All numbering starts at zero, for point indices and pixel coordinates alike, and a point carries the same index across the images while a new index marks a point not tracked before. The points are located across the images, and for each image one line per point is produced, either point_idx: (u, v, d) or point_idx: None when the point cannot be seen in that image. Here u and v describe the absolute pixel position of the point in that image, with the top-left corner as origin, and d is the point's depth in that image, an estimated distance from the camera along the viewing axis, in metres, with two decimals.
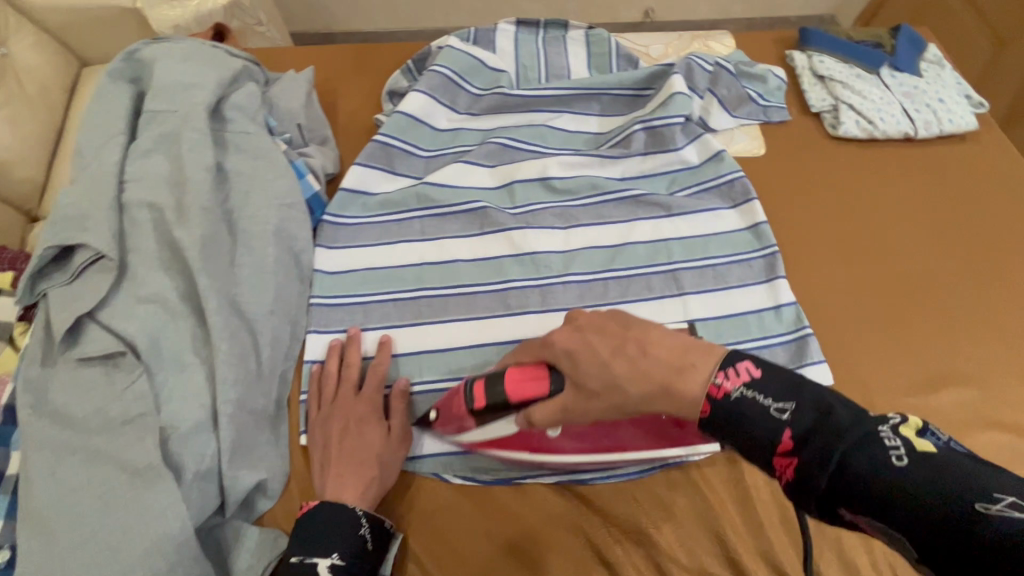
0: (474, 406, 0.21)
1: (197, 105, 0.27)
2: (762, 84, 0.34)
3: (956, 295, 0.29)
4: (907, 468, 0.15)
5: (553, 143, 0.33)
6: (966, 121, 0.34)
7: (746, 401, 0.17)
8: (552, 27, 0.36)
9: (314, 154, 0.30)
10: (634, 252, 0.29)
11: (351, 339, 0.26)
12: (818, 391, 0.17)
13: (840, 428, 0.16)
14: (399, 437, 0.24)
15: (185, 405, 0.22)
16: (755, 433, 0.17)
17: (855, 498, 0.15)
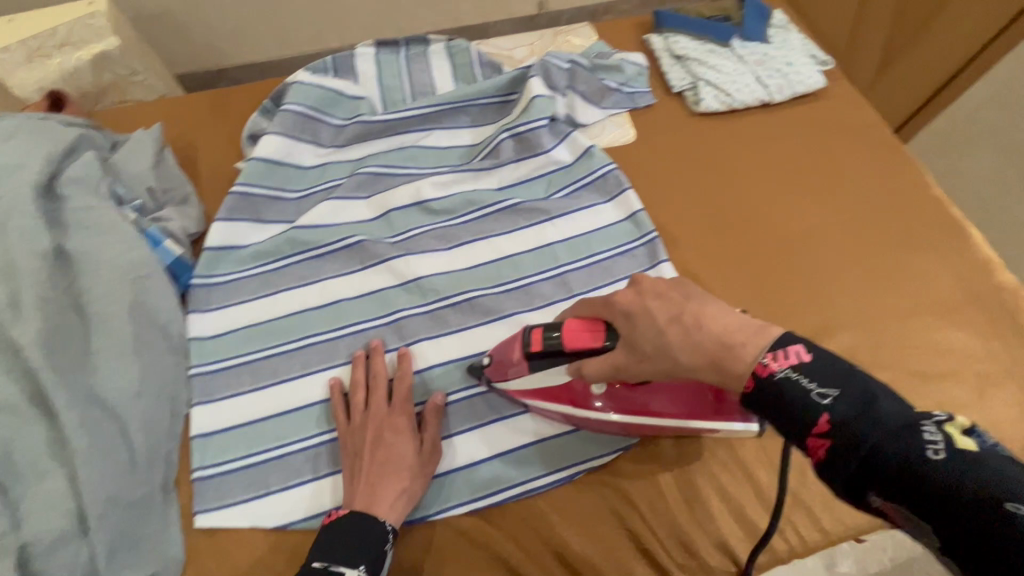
0: (530, 349, 0.22)
1: (22, 187, 0.25)
2: (621, 73, 0.34)
3: (836, 243, 0.30)
4: (941, 464, 0.13)
5: (424, 164, 0.32)
6: (814, 79, 0.34)
7: (793, 383, 0.16)
8: (413, 44, 0.36)
9: (172, 217, 0.29)
10: (520, 261, 0.29)
11: (375, 352, 0.26)
12: (863, 378, 0.15)
13: (881, 420, 0.14)
14: (429, 450, 0.24)
15: (48, 515, 0.21)
16: (789, 413, 0.15)
17: (877, 489, 0.14)
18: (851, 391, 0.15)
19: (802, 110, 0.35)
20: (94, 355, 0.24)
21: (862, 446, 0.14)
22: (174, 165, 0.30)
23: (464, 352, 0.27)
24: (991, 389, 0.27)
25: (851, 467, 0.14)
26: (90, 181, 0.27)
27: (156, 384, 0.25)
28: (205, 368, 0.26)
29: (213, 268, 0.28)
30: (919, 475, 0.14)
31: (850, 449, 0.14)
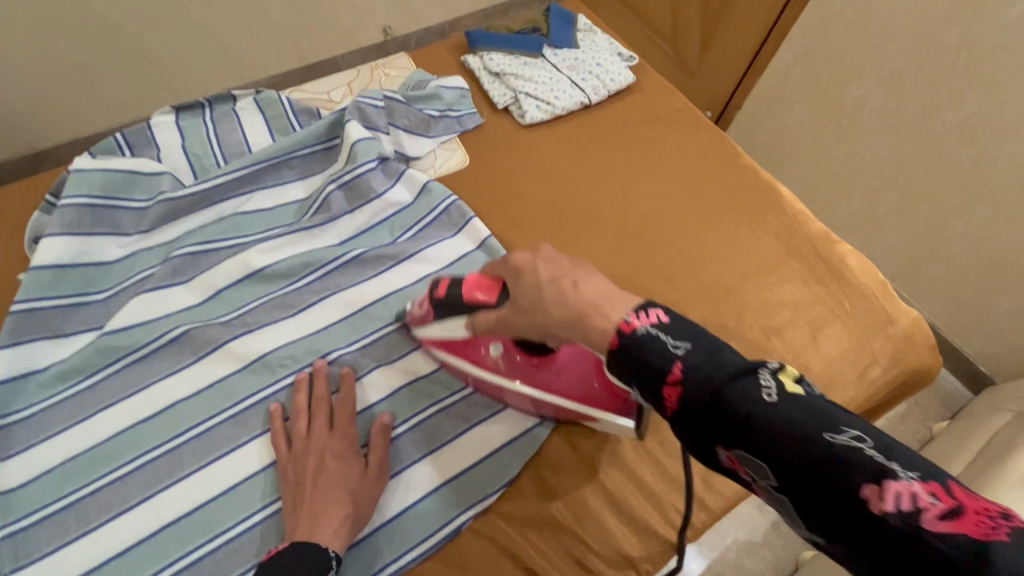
0: (619, 332, 0.41)
1: (89, 371, 0.70)
2: (438, 103, 0.94)
3: (628, 212, 0.90)
4: (773, 402, 0.35)
5: (238, 226, 0.83)
6: (619, 82, 1.02)
7: (646, 335, 0.40)
8: (213, 106, 0.95)
9: None
10: (347, 266, 0.81)
11: (315, 371, 0.70)
12: (703, 342, 0.40)
13: (722, 369, 0.37)
14: (374, 470, 0.63)
15: (189, 523, 0.63)
16: (655, 359, 0.39)
17: (727, 443, 0.36)
18: (733, 368, 0.37)
19: (593, 101, 1.01)
20: (18, 547, 0.61)
21: (712, 389, 0.37)
22: None
23: (386, 295, 0.79)
24: (761, 270, 0.85)
25: (692, 400, 0.37)
26: (55, 313, 0.73)
27: (52, 537, 0.61)
28: (23, 537, 0.61)
29: (12, 406, 0.67)
30: (775, 419, 0.35)
31: (765, 412, 0.35)
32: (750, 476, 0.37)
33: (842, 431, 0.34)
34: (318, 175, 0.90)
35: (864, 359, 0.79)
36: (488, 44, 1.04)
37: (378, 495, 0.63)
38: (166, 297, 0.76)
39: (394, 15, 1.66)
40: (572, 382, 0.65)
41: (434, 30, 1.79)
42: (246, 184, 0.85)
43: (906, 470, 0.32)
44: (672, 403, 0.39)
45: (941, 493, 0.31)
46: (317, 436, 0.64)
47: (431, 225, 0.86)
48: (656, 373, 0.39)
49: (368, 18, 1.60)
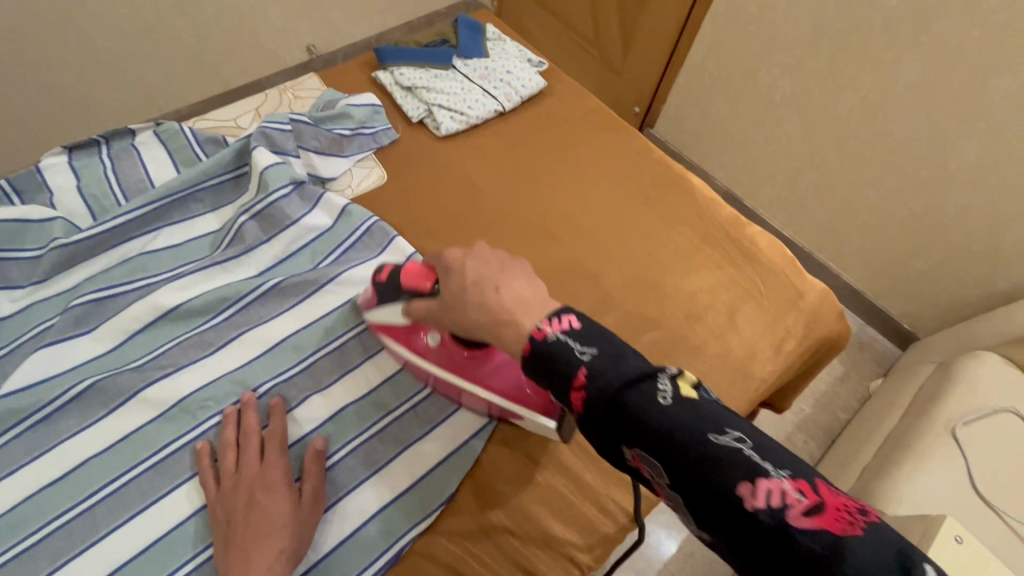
0: (533, 337, 0.45)
1: None
2: (349, 121, 0.93)
3: (547, 215, 0.91)
4: (665, 405, 0.38)
5: (145, 267, 0.79)
6: (531, 87, 1.04)
7: (556, 341, 0.43)
8: (112, 142, 0.90)
9: None
10: (266, 299, 0.78)
11: (243, 403, 0.68)
12: (607, 349, 0.42)
13: (622, 375, 0.40)
14: (308, 501, 0.62)
15: None
16: (564, 362, 0.42)
17: (626, 443, 0.39)
18: (633, 374, 0.40)
19: (507, 108, 1.03)
20: None
21: (613, 394, 0.39)
22: None
23: (310, 325, 0.77)
24: (679, 259, 0.89)
25: (593, 402, 0.40)
26: None
27: None
28: None
29: None
30: (666, 420, 0.37)
31: (656, 413, 0.38)
32: (651, 476, 0.40)
33: (726, 432, 0.36)
34: (229, 205, 0.87)
35: (780, 333, 0.84)
36: (400, 59, 1.05)
37: (315, 524, 0.62)
38: (68, 349, 0.71)
39: (316, 34, 1.63)
40: (505, 381, 0.67)
41: (360, 47, 1.77)
42: (151, 221, 0.82)
43: (779, 469, 0.34)
44: (580, 407, 0.42)
45: (807, 491, 0.33)
46: (246, 469, 0.62)
47: (353, 248, 0.84)
48: (565, 378, 0.42)
49: (289, 39, 1.57)
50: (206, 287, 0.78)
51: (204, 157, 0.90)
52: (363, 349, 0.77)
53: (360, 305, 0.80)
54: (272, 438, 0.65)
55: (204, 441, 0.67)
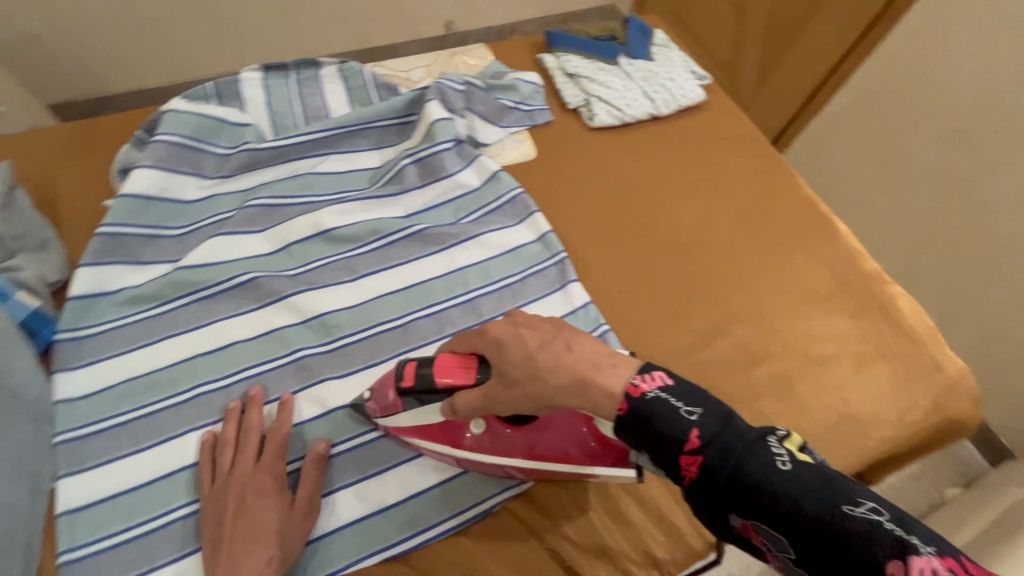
0: (627, 395, 0.45)
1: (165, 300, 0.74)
2: (518, 96, 0.97)
3: (685, 226, 0.91)
4: (787, 469, 0.39)
5: (312, 186, 0.86)
6: (690, 98, 1.03)
7: (654, 400, 0.44)
8: (302, 67, 0.96)
9: (34, 272, 0.72)
10: (410, 241, 0.83)
11: (248, 399, 0.67)
12: (716, 413, 0.43)
13: (741, 438, 0.41)
14: (299, 509, 0.61)
15: None
16: (669, 425, 0.43)
17: (740, 508, 0.39)
18: (747, 436, 0.41)
19: (662, 114, 1.03)
20: (82, 451, 0.64)
21: (733, 458, 0.40)
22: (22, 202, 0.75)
23: (446, 275, 0.82)
24: (811, 301, 0.86)
25: (710, 470, 0.40)
26: (127, 241, 0.75)
27: (113, 449, 0.65)
28: (80, 440, 0.65)
29: (83, 321, 0.71)
30: (789, 488, 0.38)
31: (779, 478, 0.38)
32: (763, 545, 0.40)
33: (859, 503, 0.37)
34: (390, 147, 0.93)
35: (905, 401, 0.79)
36: (567, 46, 1.07)
37: (308, 529, 0.61)
38: (237, 243, 0.79)
39: (457, 11, 1.69)
40: (564, 441, 0.61)
41: (493, 31, 1.81)
42: (323, 146, 0.89)
43: (923, 543, 0.35)
44: (691, 473, 0.42)
45: (955, 567, 0.34)
46: (240, 472, 0.61)
47: (494, 212, 0.88)
48: (673, 442, 0.42)
49: (432, 11, 1.64)
50: (361, 217, 0.84)
51: (377, 100, 0.97)
52: (485, 309, 0.80)
53: (493, 267, 0.83)
54: (271, 443, 0.64)
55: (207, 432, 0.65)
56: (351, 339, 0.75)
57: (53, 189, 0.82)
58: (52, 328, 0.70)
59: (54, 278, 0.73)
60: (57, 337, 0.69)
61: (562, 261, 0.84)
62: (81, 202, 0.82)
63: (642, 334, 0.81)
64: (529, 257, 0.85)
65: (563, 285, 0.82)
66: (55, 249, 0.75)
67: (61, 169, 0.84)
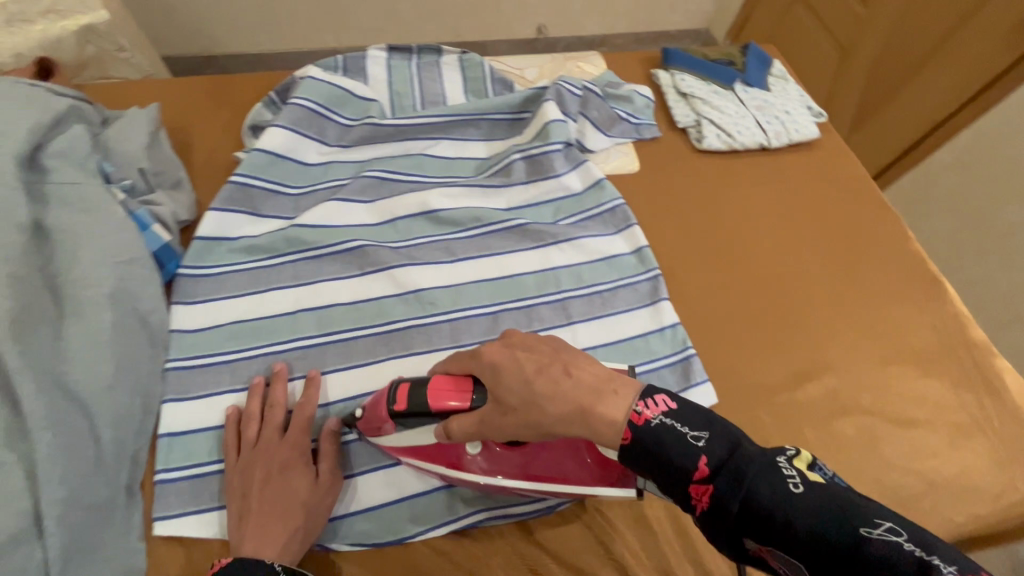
0: (632, 428, 0.42)
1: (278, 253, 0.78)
2: (632, 108, 0.98)
3: (783, 263, 0.90)
4: (800, 491, 0.37)
5: (423, 167, 0.89)
6: (805, 133, 1.01)
7: (659, 428, 0.42)
8: (425, 53, 1.00)
9: (166, 206, 0.76)
10: (510, 234, 0.85)
11: (274, 374, 0.67)
12: (722, 438, 0.41)
13: (751, 462, 0.39)
14: (323, 484, 0.61)
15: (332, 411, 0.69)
16: (677, 455, 0.41)
17: (756, 536, 0.37)
18: (759, 459, 0.39)
19: (772, 145, 1.01)
20: (189, 380, 0.68)
21: (743, 486, 0.38)
22: (163, 144, 0.81)
23: (541, 272, 0.83)
24: (909, 360, 0.82)
25: (722, 499, 0.38)
26: (252, 192, 0.80)
27: (216, 384, 0.68)
28: (185, 370, 0.68)
29: (204, 261, 0.75)
30: (800, 512, 0.36)
31: (792, 504, 0.36)
32: (780, 566, 0.39)
33: (877, 524, 0.35)
34: (499, 140, 0.95)
35: (1002, 481, 0.74)
36: (683, 65, 1.06)
37: (331, 504, 0.62)
38: (349, 210, 0.83)
39: (551, 16, 1.69)
40: (563, 458, 0.59)
41: (584, 40, 1.79)
42: (437, 131, 0.92)
43: (945, 564, 0.32)
44: (703, 502, 0.40)
45: None
46: (265, 447, 0.61)
47: (593, 218, 0.88)
48: (681, 471, 0.40)
49: (528, 13, 1.66)
50: (467, 204, 0.86)
51: (492, 93, 0.99)
52: (574, 311, 0.80)
53: (587, 273, 0.84)
54: (297, 418, 0.64)
55: (231, 407, 0.65)
56: (443, 320, 0.76)
57: (190, 135, 0.88)
58: (177, 262, 0.74)
59: (184, 217, 0.78)
60: (180, 271, 0.74)
61: (655, 278, 0.84)
62: (210, 150, 0.87)
63: (727, 364, 0.80)
64: (622, 268, 0.85)
65: (654, 300, 0.82)
66: (187, 190, 0.80)
67: (198, 117, 0.90)
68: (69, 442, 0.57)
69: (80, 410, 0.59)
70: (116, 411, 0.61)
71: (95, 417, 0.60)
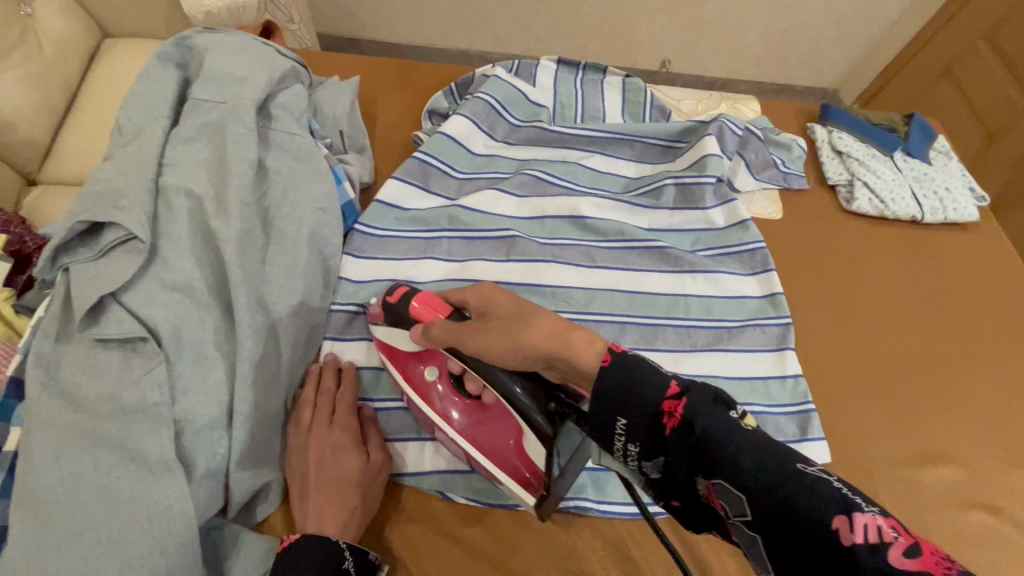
0: (613, 350, 0.45)
1: (439, 228, 0.85)
2: (788, 157, 1.00)
3: (917, 339, 0.87)
4: (751, 430, 0.40)
5: (577, 176, 0.94)
6: (963, 214, 0.98)
7: (636, 359, 0.44)
8: (592, 70, 1.05)
9: (354, 168, 0.85)
10: (649, 253, 0.88)
11: (330, 363, 0.70)
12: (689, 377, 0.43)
13: (713, 397, 0.41)
14: (374, 468, 0.63)
15: None
16: (651, 383, 0.43)
17: (710, 467, 0.39)
18: (719, 395, 0.41)
19: (923, 220, 0.98)
20: (351, 324, 0.75)
21: (708, 411, 0.40)
22: (357, 113, 0.91)
23: (673, 296, 0.85)
24: None
25: (685, 425, 0.40)
26: (428, 170, 0.88)
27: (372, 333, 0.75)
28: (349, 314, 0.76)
29: (375, 221, 0.83)
30: (747, 445, 0.38)
31: (742, 439, 0.39)
32: (723, 508, 0.40)
33: (811, 465, 0.38)
34: (649, 163, 0.98)
35: None
36: (843, 123, 1.06)
37: (381, 487, 0.64)
38: (504, 201, 0.89)
39: (678, 52, 1.71)
40: (494, 435, 0.58)
41: (705, 81, 1.80)
42: (595, 145, 0.97)
43: (868, 504, 0.35)
44: (672, 421, 0.41)
45: (900, 530, 0.34)
46: (318, 430, 0.63)
47: (731, 256, 0.90)
48: (652, 398, 0.42)
49: (657, 45, 1.69)
50: (612, 217, 0.90)
51: (647, 118, 1.03)
52: (698, 339, 0.82)
53: (717, 307, 0.85)
54: (343, 402, 0.67)
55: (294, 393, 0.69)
56: (572, 319, 0.80)
57: (375, 109, 0.98)
58: (355, 219, 0.83)
59: (365, 181, 0.88)
60: (355, 225, 0.82)
61: (786, 326, 0.84)
62: (389, 126, 0.97)
63: (846, 426, 0.78)
64: (752, 310, 0.85)
65: (783, 348, 0.82)
66: (368, 157, 0.90)
67: (383, 95, 1.00)
68: (261, 353, 0.65)
69: (271, 328, 0.67)
70: (294, 336, 0.69)
71: (279, 337, 0.68)
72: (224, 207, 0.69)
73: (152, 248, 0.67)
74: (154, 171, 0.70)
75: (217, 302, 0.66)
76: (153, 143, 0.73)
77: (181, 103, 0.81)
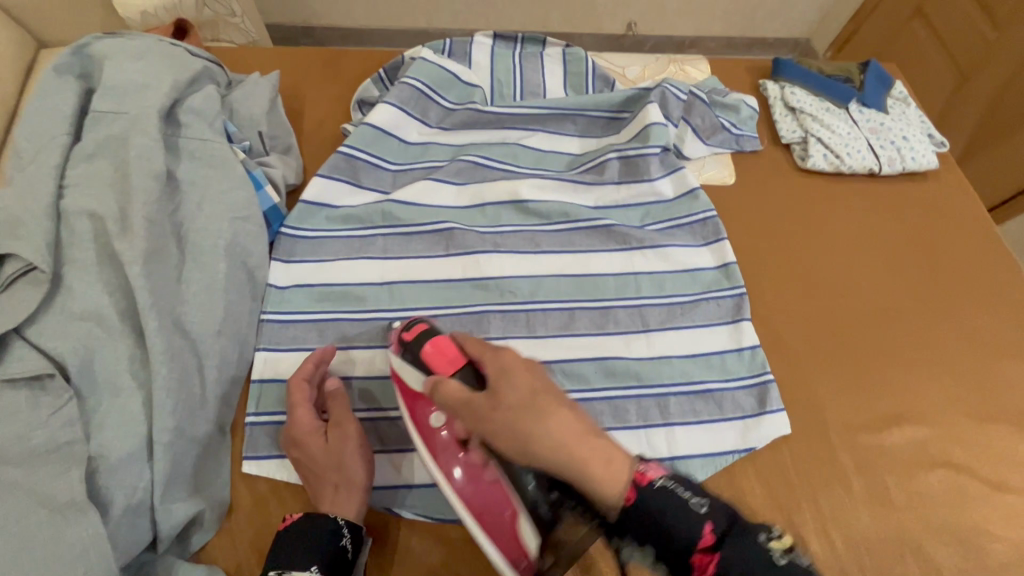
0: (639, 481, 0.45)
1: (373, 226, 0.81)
2: (737, 118, 0.96)
3: (875, 298, 0.84)
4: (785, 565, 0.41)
5: (518, 158, 0.89)
6: (922, 162, 0.95)
7: (665, 491, 0.44)
8: (530, 43, 1.00)
9: (278, 171, 0.81)
10: (595, 233, 0.84)
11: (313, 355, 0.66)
12: (718, 509, 0.44)
13: (746, 535, 0.42)
14: (342, 441, 0.61)
15: None
16: (684, 526, 0.43)
17: None
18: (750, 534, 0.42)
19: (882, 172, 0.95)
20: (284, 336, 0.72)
21: (740, 559, 0.41)
22: (279, 111, 0.86)
23: (623, 275, 0.82)
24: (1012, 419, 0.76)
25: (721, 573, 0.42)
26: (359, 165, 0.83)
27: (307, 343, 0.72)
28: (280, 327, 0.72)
29: (303, 224, 0.79)
30: None
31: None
32: None
33: None
34: (595, 137, 0.94)
35: None
36: (796, 77, 1.01)
37: (357, 455, 0.61)
38: (441, 190, 0.85)
39: (643, 14, 1.64)
40: (484, 499, 0.53)
41: (672, 41, 1.73)
42: (535, 122, 0.93)
43: None
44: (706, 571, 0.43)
45: None
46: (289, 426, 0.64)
47: (682, 227, 0.86)
48: (687, 542, 0.43)
49: (617, 9, 1.62)
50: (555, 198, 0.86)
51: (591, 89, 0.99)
52: (651, 319, 0.79)
53: (668, 283, 0.82)
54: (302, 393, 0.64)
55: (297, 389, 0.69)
56: (519, 309, 0.77)
57: (303, 105, 0.93)
58: (281, 224, 0.79)
59: (292, 182, 0.83)
60: (283, 230, 0.78)
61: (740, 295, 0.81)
62: (319, 122, 0.92)
63: (805, 394, 0.76)
64: (706, 282, 0.82)
65: (738, 319, 0.79)
66: (295, 157, 0.85)
67: (311, 88, 0.94)
68: (181, 378, 0.62)
69: (194, 351, 0.64)
70: (221, 357, 0.66)
71: (203, 358, 0.65)
72: (129, 227, 0.65)
73: (56, 276, 0.63)
74: (53, 193, 0.66)
75: (130, 328, 0.62)
76: (51, 163, 0.68)
77: (85, 116, 0.75)
